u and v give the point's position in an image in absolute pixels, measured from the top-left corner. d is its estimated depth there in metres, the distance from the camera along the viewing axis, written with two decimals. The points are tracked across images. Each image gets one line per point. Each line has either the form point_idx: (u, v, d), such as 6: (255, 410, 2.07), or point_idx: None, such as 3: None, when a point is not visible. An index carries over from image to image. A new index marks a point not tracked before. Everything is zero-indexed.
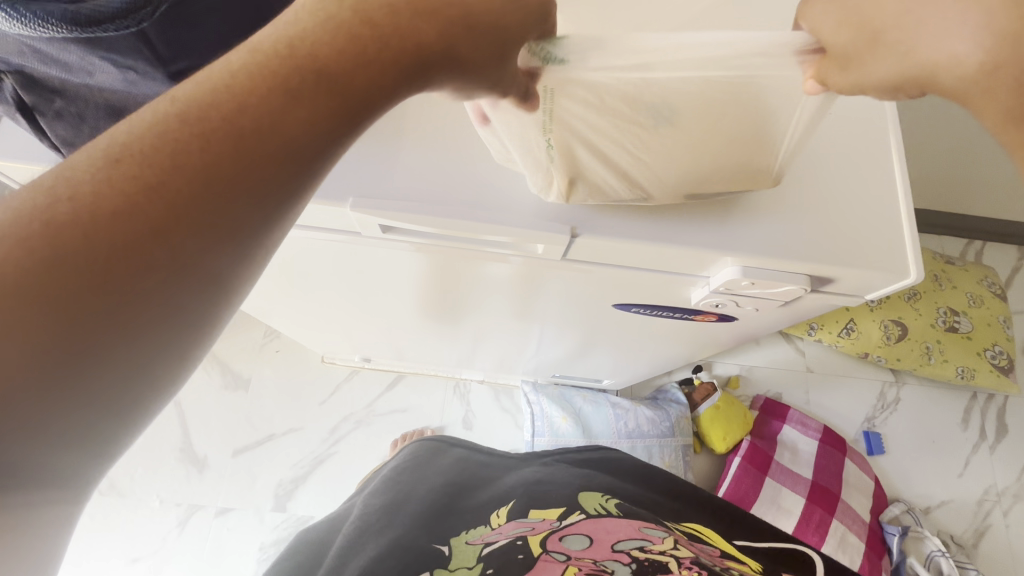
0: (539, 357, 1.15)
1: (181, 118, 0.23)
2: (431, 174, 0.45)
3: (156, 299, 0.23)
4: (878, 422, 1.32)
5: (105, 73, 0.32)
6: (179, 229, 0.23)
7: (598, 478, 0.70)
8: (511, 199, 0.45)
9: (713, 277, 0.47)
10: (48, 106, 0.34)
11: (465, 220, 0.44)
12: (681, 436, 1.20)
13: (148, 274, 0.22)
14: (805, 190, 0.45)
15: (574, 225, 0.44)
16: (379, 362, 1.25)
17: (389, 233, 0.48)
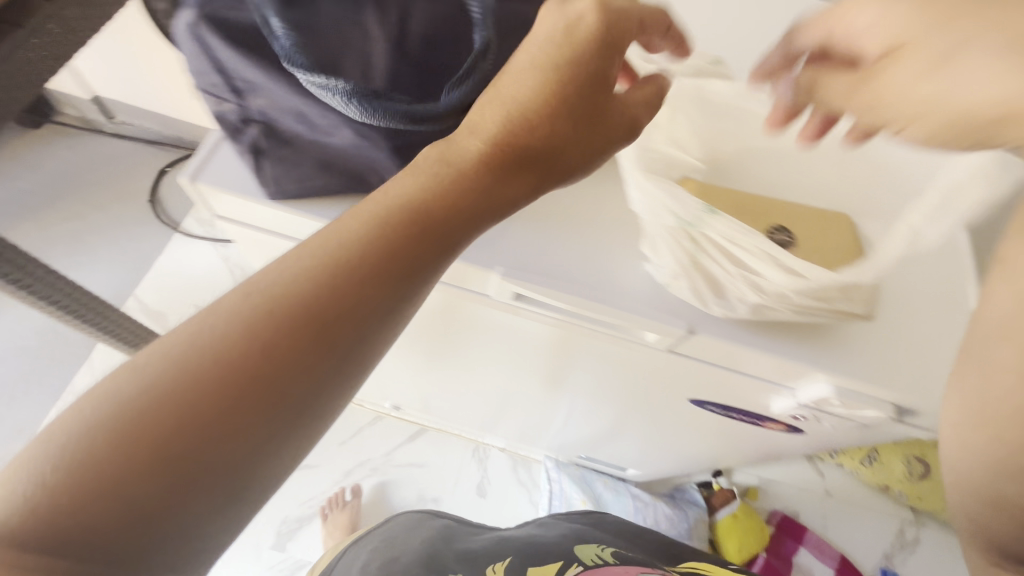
0: (565, 434, 1.16)
1: (288, 289, 0.34)
2: (567, 258, 0.50)
3: (271, 407, 0.33)
4: (896, 561, 1.29)
5: (342, 136, 0.42)
6: (319, 331, 0.34)
7: (585, 531, 0.82)
8: (646, 290, 0.48)
9: (799, 390, 0.50)
10: (275, 151, 0.44)
11: (598, 302, 0.48)
12: (697, 541, 1.17)
13: (260, 391, 0.33)
14: (898, 323, 0.49)
15: (690, 324, 0.47)
16: (407, 413, 1.25)
17: (514, 302, 0.52)
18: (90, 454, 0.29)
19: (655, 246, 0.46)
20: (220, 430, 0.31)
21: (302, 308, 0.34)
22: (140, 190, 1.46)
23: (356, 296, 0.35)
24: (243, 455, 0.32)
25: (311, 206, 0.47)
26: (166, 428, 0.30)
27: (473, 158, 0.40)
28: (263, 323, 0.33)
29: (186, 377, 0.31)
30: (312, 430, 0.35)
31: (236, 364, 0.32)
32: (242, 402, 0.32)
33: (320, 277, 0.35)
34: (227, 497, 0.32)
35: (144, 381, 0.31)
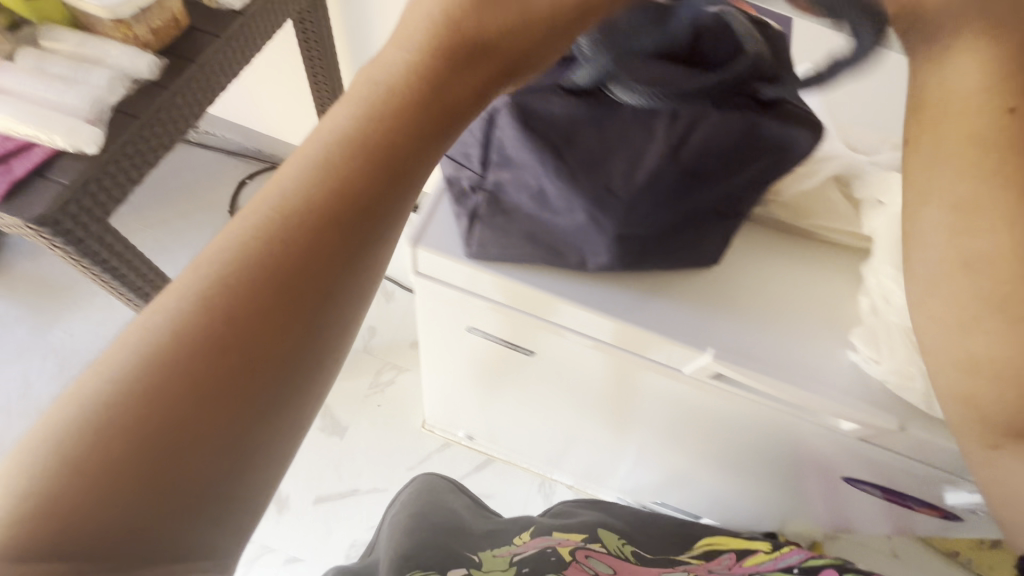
0: (638, 478, 1.16)
1: (241, 249, 0.30)
2: (774, 346, 0.53)
3: (250, 371, 0.29)
4: None
5: (569, 217, 0.49)
6: (312, 254, 0.30)
7: (606, 522, 0.91)
8: (854, 384, 0.51)
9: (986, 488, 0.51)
10: (490, 216, 0.52)
11: (806, 388, 0.51)
12: None
13: (242, 360, 0.29)
14: None
15: (901, 421, 0.49)
16: (478, 444, 1.25)
17: (709, 378, 0.55)
18: (93, 438, 0.26)
19: (875, 348, 0.49)
20: (222, 387, 0.28)
21: (282, 248, 0.30)
22: (220, 201, 1.49)
23: (347, 226, 0.31)
24: (274, 368, 0.30)
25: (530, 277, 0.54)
26: (146, 424, 0.27)
27: (447, 67, 0.34)
28: (216, 290, 0.29)
29: (143, 367, 0.27)
30: (316, 374, 0.32)
31: (196, 339, 0.28)
32: (220, 370, 0.28)
33: (285, 209, 0.30)
34: (242, 454, 0.29)
35: (98, 382, 0.27)
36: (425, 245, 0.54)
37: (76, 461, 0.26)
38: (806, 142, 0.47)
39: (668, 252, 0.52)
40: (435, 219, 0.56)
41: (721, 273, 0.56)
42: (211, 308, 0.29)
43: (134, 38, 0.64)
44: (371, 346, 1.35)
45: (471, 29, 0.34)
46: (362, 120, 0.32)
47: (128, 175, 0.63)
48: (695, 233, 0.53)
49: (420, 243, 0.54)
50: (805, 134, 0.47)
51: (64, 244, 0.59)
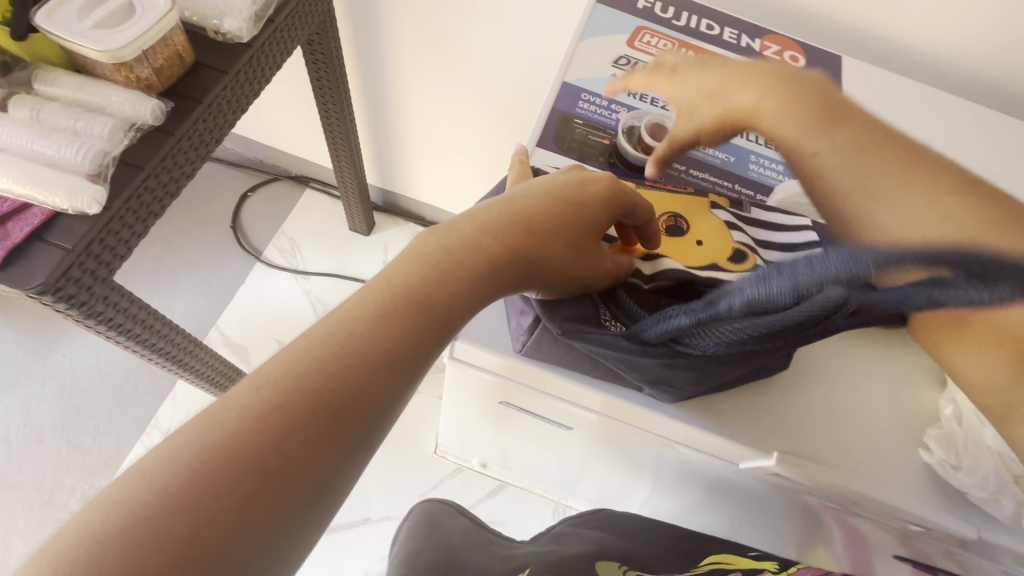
0: (656, 508, 1.13)
1: (310, 368, 0.36)
2: (835, 442, 0.50)
3: (296, 483, 0.34)
4: None
5: (637, 369, 0.48)
6: (361, 390, 0.36)
7: (608, 542, 0.83)
8: (920, 485, 0.49)
9: None
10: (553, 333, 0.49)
11: (867, 491, 0.48)
12: None
13: (290, 474, 0.33)
14: None
15: (973, 529, 0.47)
16: (491, 470, 1.23)
17: (769, 476, 0.52)
18: (164, 503, 0.31)
19: (957, 462, 0.47)
20: (273, 489, 0.33)
21: (336, 378, 0.36)
22: (222, 215, 1.44)
23: (384, 360, 0.37)
24: (306, 487, 0.34)
25: (574, 374, 0.52)
26: (204, 509, 0.31)
27: (489, 245, 0.43)
28: (285, 401, 0.35)
29: (211, 457, 0.32)
30: (345, 484, 0.37)
31: (260, 448, 0.33)
32: (274, 482, 0.33)
33: (337, 346, 0.37)
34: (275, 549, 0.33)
35: (173, 465, 0.32)
36: (467, 340, 0.53)
37: (143, 528, 0.30)
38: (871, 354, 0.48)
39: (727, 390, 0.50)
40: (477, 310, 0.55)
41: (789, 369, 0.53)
42: (280, 421, 0.34)
43: (135, 80, 0.59)
44: None
45: (515, 219, 0.45)
46: (406, 280, 0.41)
47: (134, 231, 0.59)
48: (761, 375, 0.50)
49: (463, 338, 0.53)
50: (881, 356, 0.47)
51: (69, 310, 0.55)
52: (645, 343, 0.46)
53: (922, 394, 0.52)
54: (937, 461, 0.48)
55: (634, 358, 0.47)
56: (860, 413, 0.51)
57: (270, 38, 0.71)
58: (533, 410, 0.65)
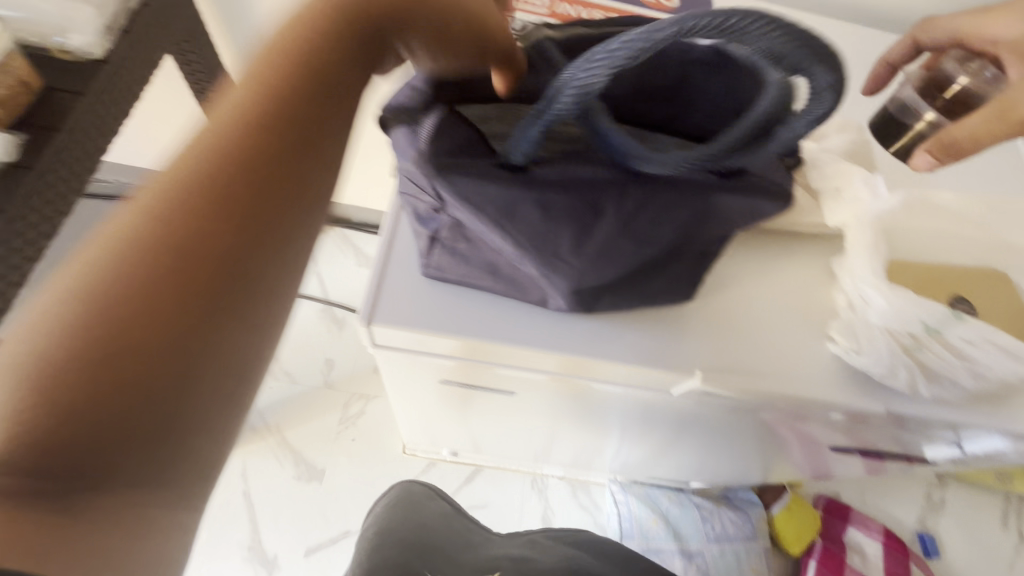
0: (625, 458, 1.16)
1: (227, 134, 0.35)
2: (754, 353, 0.53)
3: (238, 254, 0.33)
4: (930, 523, 1.39)
5: (529, 263, 0.49)
6: (280, 146, 0.36)
7: (581, 559, 0.83)
8: (835, 376, 0.52)
9: (961, 438, 0.53)
10: (452, 242, 0.52)
11: (789, 390, 0.51)
12: (762, 538, 1.20)
13: (230, 251, 0.33)
14: None
15: (882, 404, 0.51)
16: (463, 456, 1.23)
17: (701, 397, 0.55)
18: (93, 290, 0.30)
19: (862, 348, 0.50)
20: (213, 257, 0.33)
21: (184, 248, 0.32)
22: None
23: (269, 165, 0.35)
24: (246, 252, 0.34)
25: (499, 332, 0.52)
26: (138, 284, 0.30)
27: (339, 63, 0.40)
28: (205, 171, 0.34)
29: (141, 237, 0.32)
30: (294, 256, 0.37)
31: (184, 214, 0.32)
32: (207, 251, 0.32)
33: (179, 208, 0.32)
34: (182, 433, 0.32)
35: (100, 256, 0.31)
36: (381, 324, 0.51)
37: (78, 309, 0.30)
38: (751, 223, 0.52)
39: (637, 301, 0.52)
40: (387, 291, 0.53)
41: (702, 297, 0.55)
42: (205, 190, 0.33)
43: None
44: (333, 379, 1.29)
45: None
46: (249, 119, 0.35)
47: (7, 278, 0.53)
48: (664, 278, 0.53)
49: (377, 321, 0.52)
50: (770, 203, 0.50)
51: None
52: (535, 233, 0.47)
53: (820, 292, 0.57)
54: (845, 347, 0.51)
55: (523, 246, 0.47)
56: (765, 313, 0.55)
57: (128, 51, 0.66)
58: (473, 381, 0.65)
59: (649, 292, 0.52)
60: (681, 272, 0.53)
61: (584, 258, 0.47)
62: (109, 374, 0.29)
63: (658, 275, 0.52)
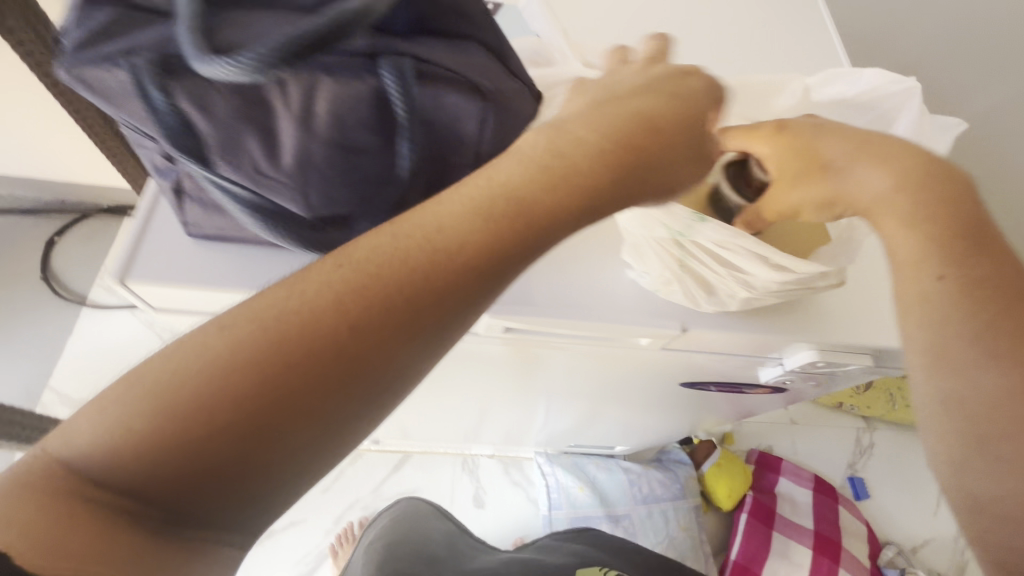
0: (551, 428, 1.15)
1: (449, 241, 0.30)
2: (559, 281, 0.46)
3: (364, 379, 0.28)
4: (859, 467, 1.43)
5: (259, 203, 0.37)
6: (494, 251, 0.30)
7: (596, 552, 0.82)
8: (646, 300, 0.46)
9: (786, 358, 0.50)
10: (197, 195, 0.37)
11: (596, 318, 0.45)
12: (691, 497, 1.21)
13: (350, 364, 0.28)
14: (871, 276, 0.49)
15: (683, 322, 0.45)
16: (387, 443, 1.21)
17: (501, 337, 0.48)
18: (222, 370, 0.26)
19: (636, 265, 0.44)
20: (334, 372, 0.27)
21: (380, 318, 0.28)
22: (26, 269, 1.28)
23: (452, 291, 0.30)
24: (372, 374, 0.28)
25: (228, 277, 0.39)
26: (255, 375, 0.26)
27: None
28: (396, 271, 0.29)
29: (286, 326, 0.27)
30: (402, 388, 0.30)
31: (335, 327, 0.28)
32: (328, 371, 0.27)
33: (384, 283, 0.29)
34: (267, 491, 0.27)
35: (254, 328, 0.27)
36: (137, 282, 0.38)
37: (203, 374, 0.26)
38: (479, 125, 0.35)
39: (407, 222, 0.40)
40: (148, 240, 0.39)
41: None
42: (379, 292, 0.29)
43: None
44: None
45: None
46: (541, 176, 0.32)
47: None
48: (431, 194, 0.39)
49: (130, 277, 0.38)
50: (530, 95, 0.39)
51: None
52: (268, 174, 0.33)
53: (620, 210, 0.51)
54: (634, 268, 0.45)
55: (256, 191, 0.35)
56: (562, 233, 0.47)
57: None
58: None
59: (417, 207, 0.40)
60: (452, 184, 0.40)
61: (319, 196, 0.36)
62: (200, 464, 0.25)
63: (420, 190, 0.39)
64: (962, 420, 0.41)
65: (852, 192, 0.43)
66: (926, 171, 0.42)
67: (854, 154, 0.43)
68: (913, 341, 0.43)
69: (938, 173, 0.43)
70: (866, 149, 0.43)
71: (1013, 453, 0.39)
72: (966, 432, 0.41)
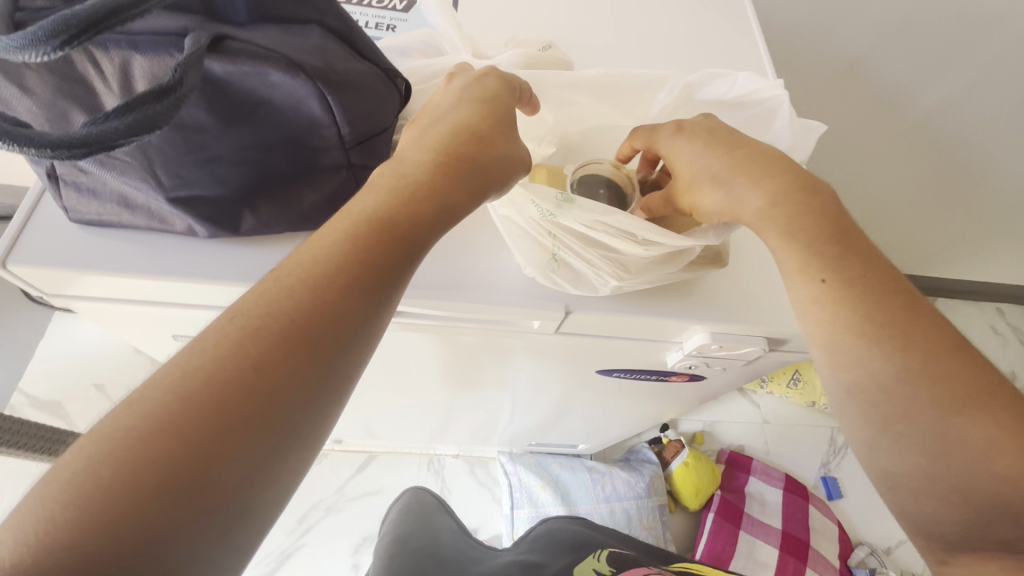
0: (513, 427, 1.15)
1: (345, 269, 0.33)
2: (454, 266, 0.47)
3: (279, 407, 0.30)
4: (833, 467, 1.41)
5: (123, 185, 0.38)
6: (386, 271, 0.34)
7: (596, 538, 0.78)
8: (537, 284, 0.47)
9: (685, 342, 0.51)
10: (72, 177, 0.38)
11: (482, 302, 0.46)
12: (657, 496, 1.20)
13: (264, 398, 0.30)
14: (759, 259, 0.50)
15: (567, 303, 0.47)
16: (350, 443, 1.22)
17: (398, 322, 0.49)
18: (137, 438, 0.27)
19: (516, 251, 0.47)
20: (252, 409, 0.29)
21: (282, 361, 0.31)
22: None
23: (361, 309, 0.33)
24: (290, 400, 0.31)
25: (111, 263, 0.40)
26: (170, 436, 0.28)
27: None
28: (297, 310, 0.31)
29: (189, 384, 0.29)
30: (328, 409, 0.32)
31: (238, 371, 0.30)
32: (245, 407, 0.29)
33: (286, 321, 0.31)
34: (227, 541, 0.28)
35: (157, 397, 0.29)
36: (17, 264, 0.40)
37: (112, 452, 0.27)
38: (323, 104, 0.36)
39: (281, 199, 0.41)
40: (37, 226, 0.41)
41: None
42: (278, 332, 0.31)
43: None
44: None
45: None
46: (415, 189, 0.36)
47: None
48: (299, 170, 0.40)
49: (13, 261, 0.40)
50: (385, 83, 0.40)
51: None
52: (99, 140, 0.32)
53: None
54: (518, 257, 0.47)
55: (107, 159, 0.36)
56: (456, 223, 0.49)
57: None
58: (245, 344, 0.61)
59: (293, 187, 0.41)
60: (325, 164, 0.40)
61: (179, 175, 0.37)
62: (140, 537, 0.26)
63: (288, 171, 0.39)
64: (864, 404, 0.40)
65: (737, 209, 0.43)
66: (797, 185, 0.42)
67: (734, 168, 0.43)
68: (844, 365, 0.40)
69: (812, 185, 0.43)
70: (745, 164, 0.43)
71: (920, 428, 0.38)
72: (867, 415, 0.40)
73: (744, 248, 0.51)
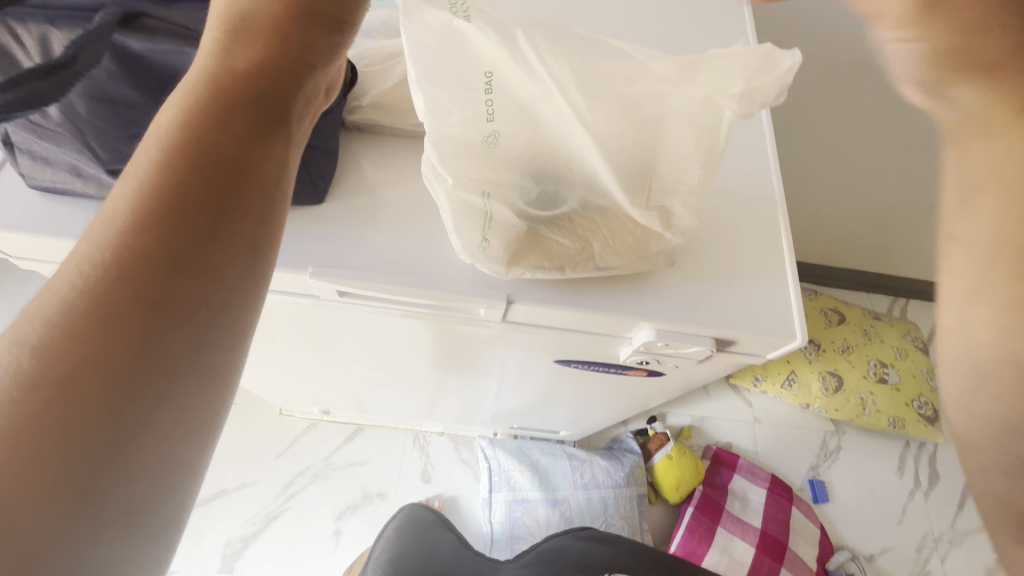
0: (497, 407, 1.16)
1: (161, 213, 0.28)
2: (400, 249, 0.48)
3: (84, 384, 0.26)
4: (822, 470, 1.39)
5: (69, 154, 0.40)
6: (211, 201, 0.29)
7: (595, 553, 0.79)
8: (481, 271, 0.48)
9: (634, 338, 0.51)
10: (24, 145, 0.40)
11: (427, 287, 0.46)
12: (635, 486, 1.21)
13: (65, 377, 0.25)
14: (712, 257, 0.50)
15: (510, 292, 0.48)
16: (338, 415, 1.25)
17: (346, 301, 0.49)
18: None
19: (449, 216, 0.44)
20: (53, 396, 0.25)
21: (76, 346, 0.26)
22: None
23: (187, 250, 0.28)
24: (102, 372, 0.26)
25: (62, 228, 0.42)
26: None
27: None
28: (100, 277, 0.27)
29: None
30: (169, 369, 0.28)
31: (31, 362, 0.25)
32: (40, 395, 0.25)
33: (86, 293, 0.26)
34: (89, 536, 0.25)
35: None
36: None
37: None
38: None
39: None
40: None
41: (342, 193, 0.50)
42: (79, 309, 0.26)
43: None
44: None
45: None
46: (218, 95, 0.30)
47: None
48: None
49: None
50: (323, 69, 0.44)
51: None
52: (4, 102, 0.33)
53: None
54: (451, 235, 0.46)
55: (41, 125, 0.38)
56: (409, 208, 0.50)
57: None
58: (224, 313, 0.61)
59: None
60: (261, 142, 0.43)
61: (115, 144, 0.40)
62: None
63: None
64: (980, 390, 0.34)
65: None
66: None
67: None
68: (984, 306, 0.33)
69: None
70: None
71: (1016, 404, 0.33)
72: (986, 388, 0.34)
73: (700, 246, 0.50)
